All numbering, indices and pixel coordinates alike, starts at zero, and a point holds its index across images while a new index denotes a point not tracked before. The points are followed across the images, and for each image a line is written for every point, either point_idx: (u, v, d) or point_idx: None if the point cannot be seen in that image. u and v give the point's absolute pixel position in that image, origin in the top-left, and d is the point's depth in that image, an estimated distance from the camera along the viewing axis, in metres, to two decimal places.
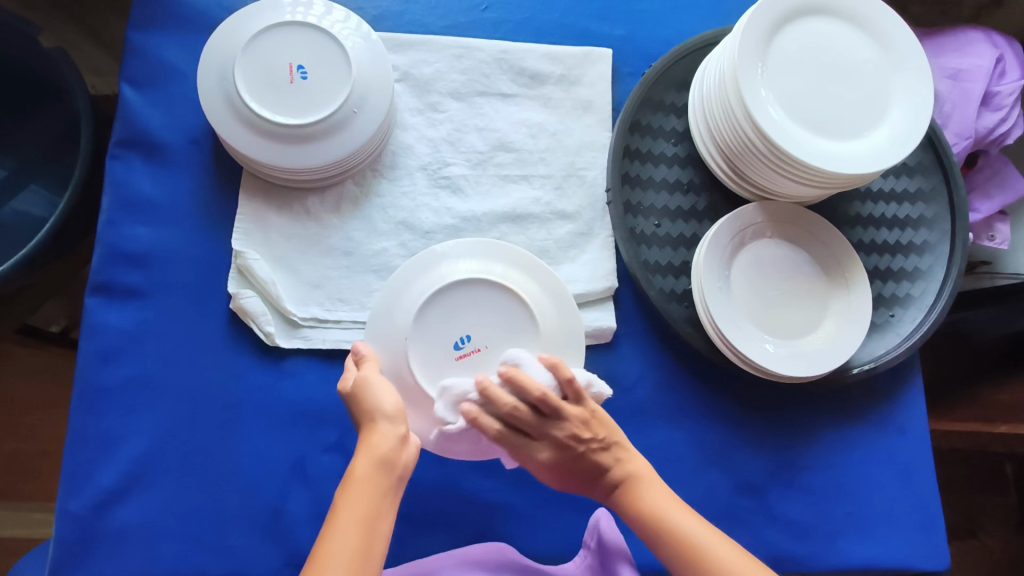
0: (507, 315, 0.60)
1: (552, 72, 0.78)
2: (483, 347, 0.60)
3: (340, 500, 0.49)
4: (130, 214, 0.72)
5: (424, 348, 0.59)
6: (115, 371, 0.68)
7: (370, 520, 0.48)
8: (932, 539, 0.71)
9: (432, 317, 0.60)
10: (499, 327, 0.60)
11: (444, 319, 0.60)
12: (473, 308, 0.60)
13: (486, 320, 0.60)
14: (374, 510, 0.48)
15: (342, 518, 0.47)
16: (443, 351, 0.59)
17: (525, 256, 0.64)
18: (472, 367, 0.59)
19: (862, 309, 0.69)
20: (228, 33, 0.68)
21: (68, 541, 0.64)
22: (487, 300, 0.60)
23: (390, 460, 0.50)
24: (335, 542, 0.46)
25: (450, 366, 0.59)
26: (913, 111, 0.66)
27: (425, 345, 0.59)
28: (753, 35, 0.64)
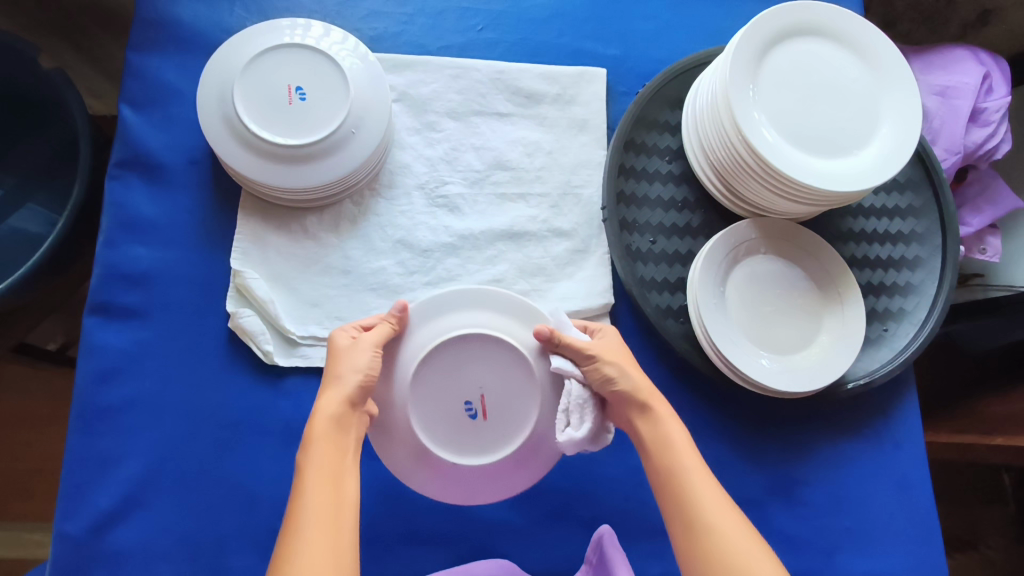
0: (464, 351, 0.57)
1: (548, 91, 0.79)
2: (484, 390, 0.58)
3: (309, 433, 0.53)
4: (130, 234, 0.72)
5: (469, 454, 0.57)
6: (113, 391, 0.68)
7: (337, 449, 0.53)
8: (930, 553, 0.72)
9: (431, 398, 0.57)
10: (492, 372, 0.58)
11: (442, 428, 0.57)
12: (444, 389, 0.57)
13: (479, 368, 0.58)
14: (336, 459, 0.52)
15: (312, 477, 0.50)
16: (454, 419, 0.57)
17: (447, 291, 0.59)
18: (486, 423, 0.57)
19: (857, 324, 0.70)
20: (227, 57, 0.69)
21: (66, 564, 0.64)
22: (434, 379, 0.57)
23: (346, 425, 0.54)
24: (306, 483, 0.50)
25: (470, 431, 0.57)
26: (902, 128, 0.68)
27: (436, 421, 0.57)
28: (745, 56, 0.65)
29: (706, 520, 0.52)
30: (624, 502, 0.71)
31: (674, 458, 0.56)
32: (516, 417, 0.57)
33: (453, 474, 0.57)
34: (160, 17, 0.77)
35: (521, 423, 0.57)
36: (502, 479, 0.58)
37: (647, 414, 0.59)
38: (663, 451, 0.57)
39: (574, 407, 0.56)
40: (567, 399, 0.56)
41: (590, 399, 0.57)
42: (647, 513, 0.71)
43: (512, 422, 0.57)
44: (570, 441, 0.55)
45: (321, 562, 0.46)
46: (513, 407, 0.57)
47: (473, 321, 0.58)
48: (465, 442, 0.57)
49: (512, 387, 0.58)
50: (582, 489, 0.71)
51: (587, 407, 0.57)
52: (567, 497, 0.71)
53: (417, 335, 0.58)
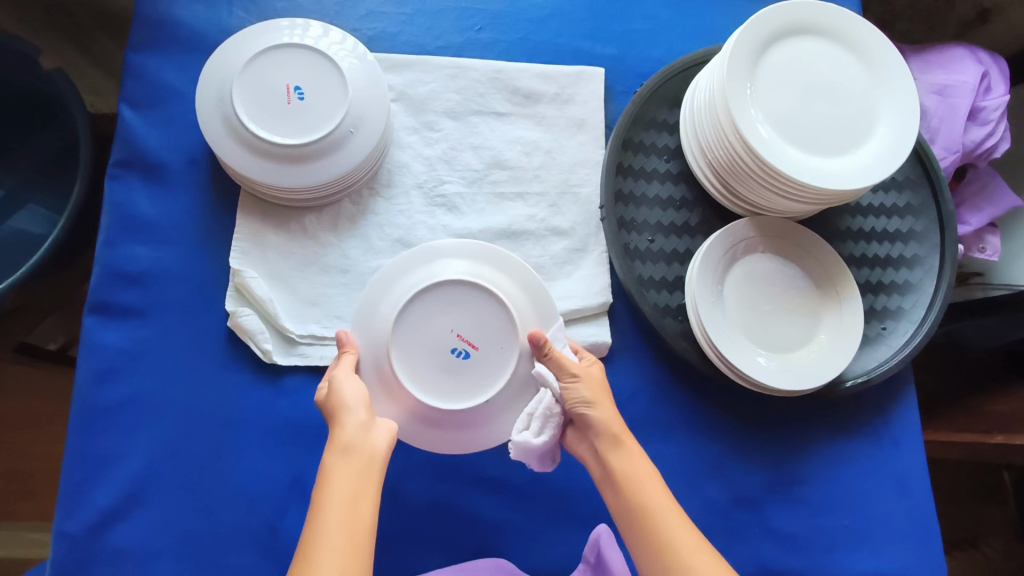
0: (421, 308, 0.61)
1: (546, 90, 0.80)
2: (456, 330, 0.61)
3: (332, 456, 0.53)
4: (130, 234, 0.72)
5: (475, 392, 0.60)
6: (113, 390, 0.68)
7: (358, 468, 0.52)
8: (928, 551, 0.72)
9: (418, 359, 0.60)
10: (455, 312, 0.61)
11: (439, 380, 0.60)
12: (423, 349, 0.60)
13: (442, 316, 0.61)
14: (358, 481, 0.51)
15: (328, 499, 0.50)
16: (447, 365, 0.60)
17: (387, 269, 0.63)
18: (474, 356, 0.61)
19: (855, 322, 0.70)
20: (226, 57, 0.69)
21: (66, 562, 0.64)
22: (410, 343, 0.60)
23: (358, 445, 0.53)
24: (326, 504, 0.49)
25: (465, 367, 0.60)
26: (899, 126, 0.68)
27: (435, 374, 0.60)
28: (742, 54, 0.66)
29: (677, 564, 0.52)
30: None
31: (642, 495, 0.56)
32: (493, 336, 0.61)
33: (465, 420, 0.60)
34: (160, 18, 0.77)
35: (504, 349, 0.61)
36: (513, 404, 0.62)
37: (618, 447, 0.58)
38: (630, 488, 0.56)
39: (538, 414, 0.59)
40: (537, 405, 0.60)
41: (558, 417, 0.60)
42: None
43: (494, 346, 0.61)
44: (518, 446, 0.58)
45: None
46: (489, 333, 0.61)
47: (420, 280, 0.62)
48: (466, 383, 0.60)
49: (481, 320, 0.61)
50: (580, 487, 0.71)
51: (551, 421, 0.60)
52: (565, 495, 0.71)
53: (376, 318, 0.61)
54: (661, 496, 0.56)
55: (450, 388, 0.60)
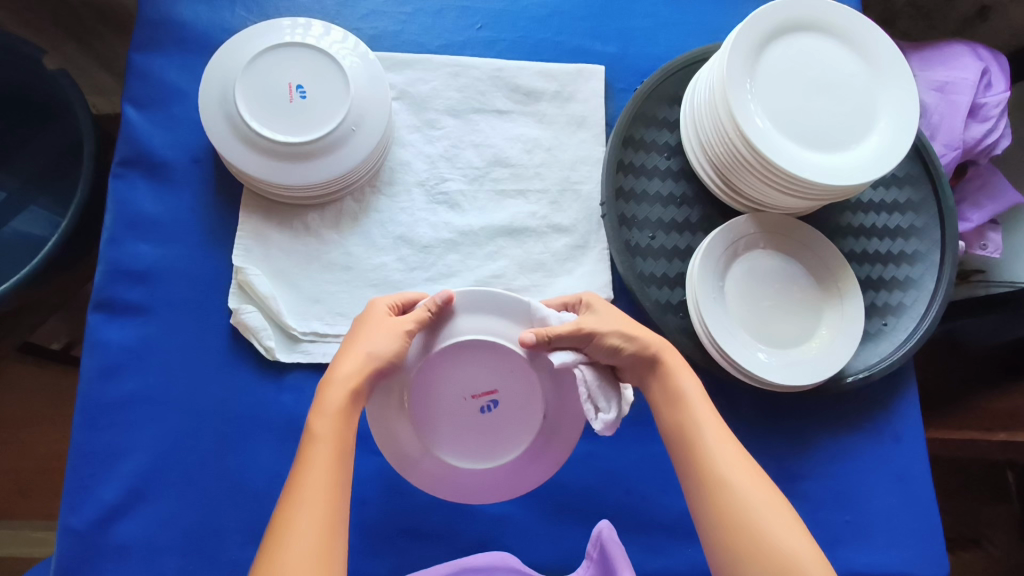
0: (430, 410, 0.57)
1: (547, 88, 0.80)
2: (470, 395, 0.57)
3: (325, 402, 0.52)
4: (133, 232, 0.73)
5: (534, 418, 0.58)
6: (117, 387, 0.69)
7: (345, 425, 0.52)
8: (930, 547, 0.72)
9: (468, 442, 0.58)
10: (455, 383, 0.57)
11: (496, 440, 0.58)
12: (461, 436, 0.58)
13: (448, 393, 0.57)
14: (341, 437, 0.51)
15: (315, 455, 0.50)
16: (490, 425, 0.58)
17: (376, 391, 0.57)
18: (502, 401, 0.58)
19: (856, 318, 0.70)
20: (228, 57, 0.70)
21: (70, 558, 0.65)
22: (448, 440, 0.58)
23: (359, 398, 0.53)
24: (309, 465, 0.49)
25: (502, 413, 0.58)
26: (899, 122, 0.68)
27: (490, 439, 0.58)
28: (741, 51, 0.66)
29: (717, 472, 0.52)
30: (624, 496, 0.71)
31: (687, 410, 0.56)
32: (500, 372, 0.57)
33: (536, 448, 0.59)
34: (163, 18, 0.78)
35: (515, 367, 0.56)
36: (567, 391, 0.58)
37: (658, 370, 0.58)
38: (677, 405, 0.57)
39: (594, 389, 0.55)
40: (585, 385, 0.55)
41: (601, 374, 0.57)
42: (647, 507, 0.71)
43: (512, 380, 0.57)
44: (608, 423, 0.55)
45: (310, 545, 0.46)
46: (495, 379, 0.57)
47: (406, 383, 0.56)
48: (516, 425, 0.58)
49: (480, 367, 0.57)
50: (582, 483, 0.71)
51: (602, 383, 0.56)
52: (567, 491, 0.71)
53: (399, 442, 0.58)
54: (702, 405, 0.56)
55: (510, 436, 0.58)
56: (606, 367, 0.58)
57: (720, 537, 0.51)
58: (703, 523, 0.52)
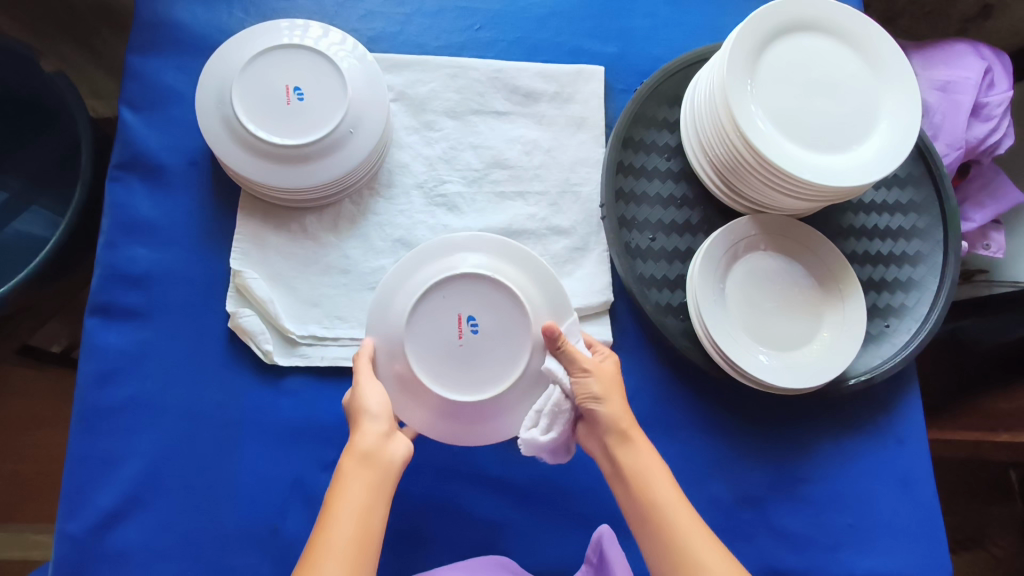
0: (429, 355, 0.59)
1: (546, 89, 0.79)
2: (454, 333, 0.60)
3: (343, 468, 0.53)
4: (131, 235, 0.72)
5: (515, 310, 0.60)
6: (115, 392, 0.68)
7: (370, 486, 0.52)
8: (933, 549, 0.71)
9: (478, 372, 0.59)
10: (437, 321, 0.60)
11: (497, 362, 0.59)
12: (483, 366, 0.59)
13: (436, 333, 0.59)
14: (368, 500, 0.51)
15: (338, 513, 0.50)
16: (486, 348, 0.59)
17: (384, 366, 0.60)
18: (484, 327, 0.60)
19: (858, 321, 0.70)
20: (225, 59, 0.69)
21: (68, 564, 0.64)
22: (488, 376, 0.59)
23: (377, 454, 0.53)
24: (333, 530, 0.49)
25: (491, 334, 0.60)
26: (900, 122, 0.67)
27: (494, 363, 0.59)
28: (741, 51, 0.65)
29: (691, 559, 0.53)
30: None
31: (654, 492, 0.56)
32: (470, 299, 0.60)
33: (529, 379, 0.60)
34: (160, 19, 0.77)
35: (481, 293, 0.60)
36: (511, 275, 0.62)
37: (626, 442, 0.58)
38: (642, 484, 0.56)
39: (547, 412, 0.58)
40: (544, 402, 0.59)
41: (568, 412, 0.59)
42: None
43: (486, 303, 0.60)
44: (529, 442, 0.58)
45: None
46: (469, 307, 0.60)
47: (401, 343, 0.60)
48: (507, 342, 0.60)
49: (453, 302, 0.60)
50: (582, 487, 0.71)
51: (561, 417, 0.59)
52: (568, 495, 0.70)
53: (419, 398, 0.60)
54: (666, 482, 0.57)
55: (508, 360, 0.59)
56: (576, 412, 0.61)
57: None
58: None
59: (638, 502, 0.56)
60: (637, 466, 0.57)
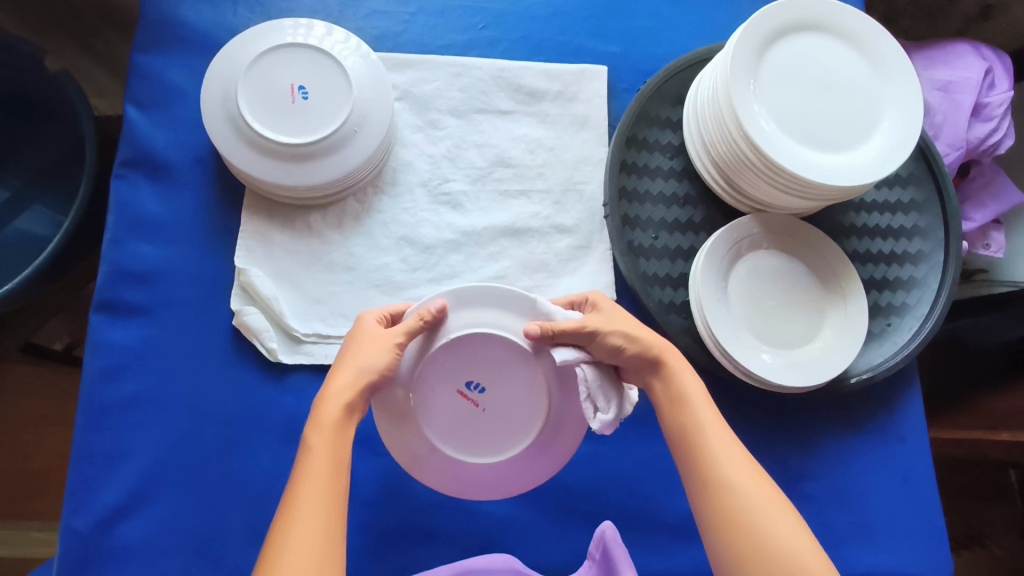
0: (441, 426, 0.57)
1: (549, 89, 0.80)
2: (461, 392, 0.57)
3: (317, 419, 0.51)
4: (136, 233, 0.73)
5: (519, 366, 0.56)
6: (120, 388, 0.69)
7: (342, 440, 0.51)
8: (934, 547, 0.72)
9: (497, 429, 0.57)
10: (441, 389, 0.56)
11: (513, 421, 0.57)
12: (500, 425, 0.57)
13: (442, 400, 0.56)
14: (341, 456, 0.50)
15: (313, 467, 0.49)
16: (497, 406, 0.57)
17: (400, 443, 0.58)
18: (489, 385, 0.57)
19: (860, 319, 0.70)
20: (230, 58, 0.70)
21: (73, 560, 0.64)
22: (513, 432, 0.57)
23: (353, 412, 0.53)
24: (307, 485, 0.48)
25: (497, 391, 0.57)
26: (903, 122, 0.68)
27: (512, 417, 0.57)
28: (745, 51, 0.66)
29: (724, 479, 0.52)
30: (628, 497, 0.71)
31: (691, 414, 0.55)
32: (466, 363, 0.56)
33: (550, 426, 0.58)
34: (165, 18, 0.77)
35: (477, 353, 0.56)
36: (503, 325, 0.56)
37: (662, 371, 0.58)
38: (681, 408, 0.56)
39: (594, 389, 0.55)
40: (584, 383, 0.55)
41: (603, 375, 0.56)
42: (650, 508, 0.71)
43: (484, 363, 0.56)
44: (605, 423, 0.54)
45: (311, 552, 0.45)
46: (468, 369, 0.56)
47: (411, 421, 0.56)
48: (517, 396, 0.57)
49: (450, 368, 0.56)
50: (585, 484, 0.71)
51: (604, 384, 0.56)
52: (571, 492, 0.71)
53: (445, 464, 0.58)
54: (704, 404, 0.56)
55: (525, 409, 0.57)
56: (607, 366, 0.58)
57: (722, 540, 0.50)
58: (707, 529, 0.52)
59: (676, 428, 0.56)
60: (677, 391, 0.57)
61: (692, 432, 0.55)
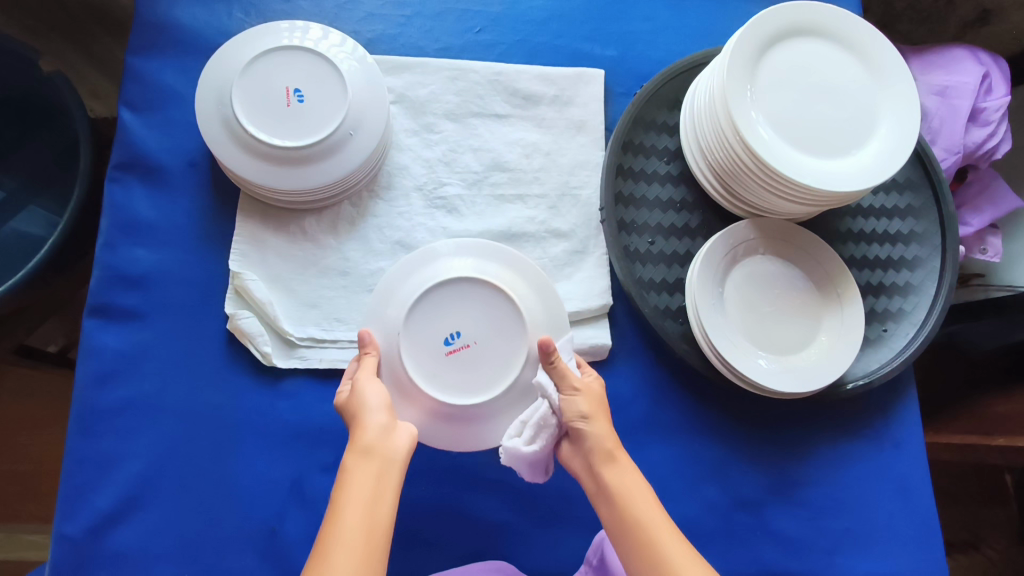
0: (450, 378, 0.60)
1: (546, 92, 0.80)
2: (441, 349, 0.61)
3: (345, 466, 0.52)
4: (130, 236, 0.72)
5: (469, 296, 0.61)
6: (113, 393, 0.68)
7: (373, 479, 0.51)
8: (931, 554, 0.71)
9: (494, 351, 0.61)
10: (427, 351, 0.60)
11: (496, 340, 0.61)
12: (490, 348, 0.61)
13: (432, 356, 0.60)
14: (375, 494, 0.51)
15: (344, 510, 0.49)
16: (478, 337, 0.61)
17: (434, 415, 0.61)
18: (456, 326, 0.61)
19: (857, 324, 0.70)
20: (225, 61, 0.69)
21: (65, 565, 0.64)
22: (501, 364, 0.60)
23: (379, 446, 0.53)
24: (343, 529, 0.48)
25: (467, 328, 0.61)
26: (900, 128, 0.67)
27: (495, 339, 0.61)
28: (742, 55, 0.65)
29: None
30: None
31: (636, 513, 0.54)
32: (426, 323, 0.61)
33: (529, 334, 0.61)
34: (160, 20, 0.77)
35: (428, 312, 0.61)
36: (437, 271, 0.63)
37: (613, 462, 0.57)
38: (626, 506, 0.55)
39: (533, 423, 0.58)
40: (532, 414, 0.59)
41: (554, 428, 0.59)
42: None
43: (440, 314, 0.61)
44: (511, 449, 0.58)
45: None
46: (432, 327, 0.61)
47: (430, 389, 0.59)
48: (484, 323, 0.61)
49: (420, 331, 0.61)
50: (581, 490, 0.71)
51: (545, 431, 0.59)
52: (566, 498, 0.70)
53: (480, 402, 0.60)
54: (650, 501, 0.55)
55: (502, 334, 0.61)
56: (562, 428, 0.60)
57: None
58: None
59: (620, 525, 0.55)
60: (621, 487, 0.56)
61: (638, 531, 0.54)
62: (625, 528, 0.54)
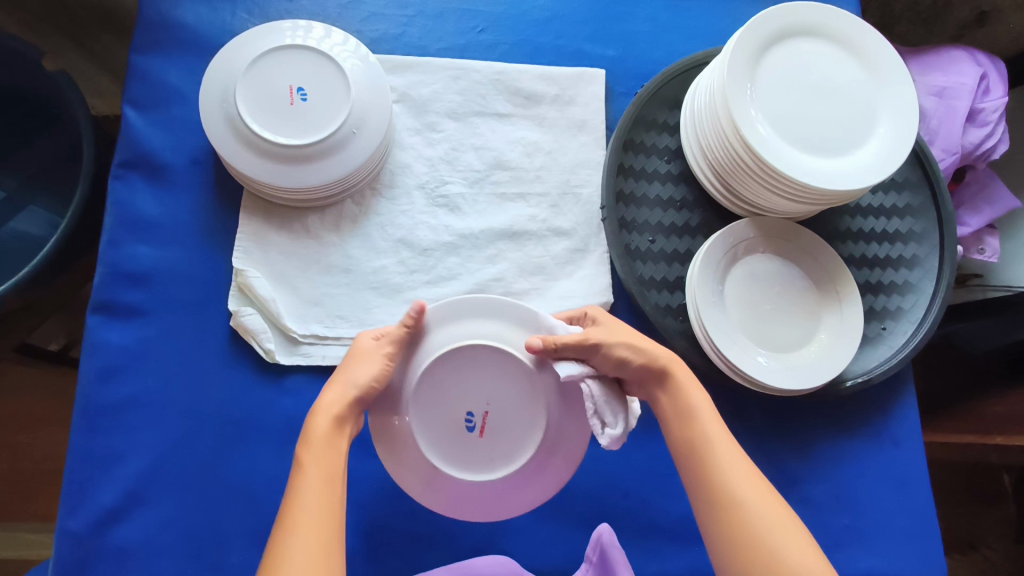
0: (480, 454, 0.56)
1: (547, 92, 0.80)
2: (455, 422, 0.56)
3: (309, 432, 0.52)
4: (133, 234, 0.73)
5: (468, 369, 0.56)
6: (116, 389, 0.69)
7: (336, 451, 0.52)
8: (929, 550, 0.72)
9: (516, 411, 0.57)
10: (447, 440, 0.56)
11: (511, 404, 0.57)
12: (508, 414, 0.57)
13: (454, 438, 0.56)
14: (336, 467, 0.51)
15: (308, 475, 0.50)
16: (493, 407, 0.57)
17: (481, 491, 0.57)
18: (463, 402, 0.56)
19: (856, 322, 0.70)
20: (228, 60, 0.70)
21: (68, 560, 0.64)
22: (523, 430, 0.57)
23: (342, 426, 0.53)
24: (304, 493, 0.49)
25: (476, 399, 0.56)
26: (898, 128, 0.68)
27: (512, 401, 0.57)
28: (742, 55, 0.66)
29: (733, 495, 0.52)
30: (624, 499, 0.71)
31: (697, 428, 0.56)
32: (434, 412, 0.56)
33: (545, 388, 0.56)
34: (163, 19, 0.78)
35: (431, 395, 0.56)
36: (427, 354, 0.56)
37: (670, 383, 0.58)
38: (687, 423, 0.56)
39: (601, 405, 0.55)
40: (592, 400, 0.55)
41: (609, 388, 0.57)
42: (646, 511, 0.71)
43: (443, 396, 0.56)
44: (615, 438, 0.55)
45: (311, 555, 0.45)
46: (441, 413, 0.56)
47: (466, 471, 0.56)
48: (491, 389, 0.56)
49: (432, 423, 0.56)
50: (582, 486, 0.71)
51: (610, 399, 0.56)
52: (568, 494, 0.71)
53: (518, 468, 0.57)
54: (710, 418, 0.56)
55: (515, 390, 0.56)
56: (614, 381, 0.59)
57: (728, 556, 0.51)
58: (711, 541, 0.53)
59: (681, 441, 0.57)
60: (682, 404, 0.57)
61: (695, 446, 0.55)
62: (686, 443, 0.56)
